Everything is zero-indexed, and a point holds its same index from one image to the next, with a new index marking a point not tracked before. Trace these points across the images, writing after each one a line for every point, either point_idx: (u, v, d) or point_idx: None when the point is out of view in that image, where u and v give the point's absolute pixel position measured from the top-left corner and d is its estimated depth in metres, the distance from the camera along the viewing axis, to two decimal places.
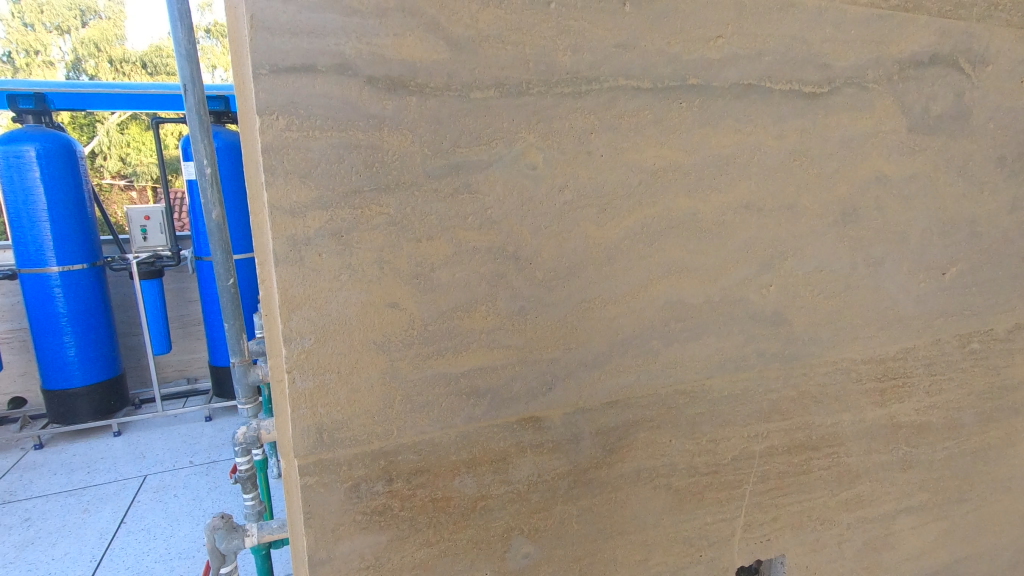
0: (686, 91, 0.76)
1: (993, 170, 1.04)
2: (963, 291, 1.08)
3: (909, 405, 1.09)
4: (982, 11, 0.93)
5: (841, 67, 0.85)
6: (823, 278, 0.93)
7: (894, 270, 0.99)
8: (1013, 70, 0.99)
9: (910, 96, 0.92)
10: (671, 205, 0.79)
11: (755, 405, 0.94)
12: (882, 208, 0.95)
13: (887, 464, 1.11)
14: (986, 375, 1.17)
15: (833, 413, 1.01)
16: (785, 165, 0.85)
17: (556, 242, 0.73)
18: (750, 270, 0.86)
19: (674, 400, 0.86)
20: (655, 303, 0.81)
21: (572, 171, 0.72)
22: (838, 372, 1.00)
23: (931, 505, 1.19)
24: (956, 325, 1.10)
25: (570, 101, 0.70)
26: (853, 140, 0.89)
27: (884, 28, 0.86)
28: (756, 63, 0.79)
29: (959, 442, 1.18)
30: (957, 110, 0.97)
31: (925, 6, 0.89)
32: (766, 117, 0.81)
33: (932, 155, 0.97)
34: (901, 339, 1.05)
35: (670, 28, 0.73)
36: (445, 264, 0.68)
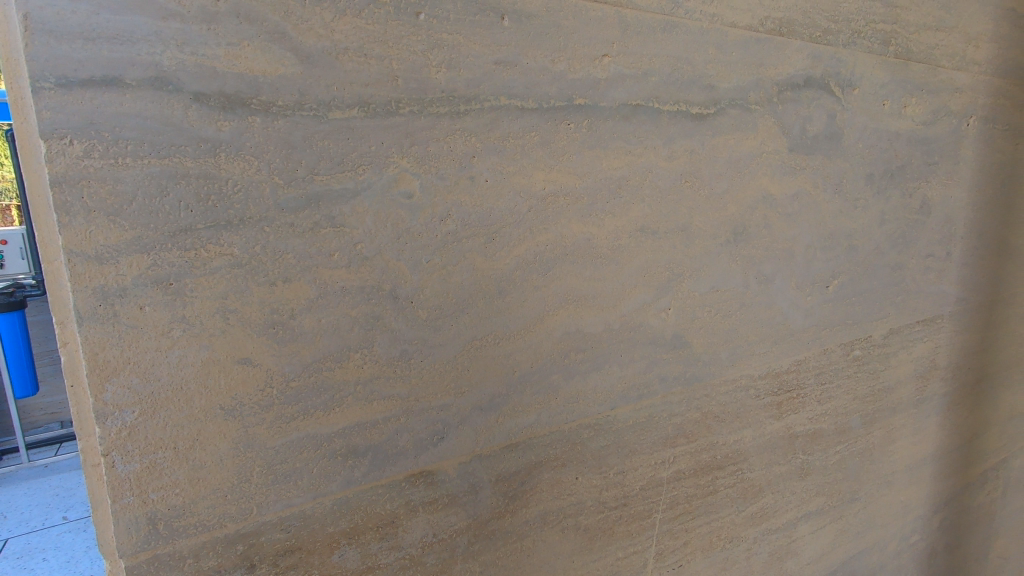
0: (574, 111, 0.72)
1: (864, 187, 1.10)
2: (845, 302, 1.13)
3: (804, 414, 1.13)
4: (848, 38, 0.98)
5: (724, 88, 0.85)
6: (719, 298, 0.93)
7: (784, 286, 1.02)
8: (875, 94, 1.06)
9: (789, 117, 0.95)
10: (564, 232, 0.74)
11: (661, 432, 0.91)
12: (770, 226, 0.97)
13: (787, 474, 1.13)
14: (868, 379, 1.23)
15: (736, 431, 1.02)
16: (676, 187, 0.83)
17: (440, 277, 0.66)
18: (649, 295, 0.84)
19: (578, 436, 0.81)
20: (552, 336, 0.76)
21: (454, 198, 0.65)
22: (737, 390, 1.00)
23: (829, 507, 1.24)
24: (841, 335, 1.15)
25: (448, 122, 0.63)
26: (740, 161, 0.90)
27: (762, 51, 0.88)
28: (642, 83, 0.76)
29: (848, 445, 1.24)
30: (831, 131, 1.01)
31: (799, 31, 0.92)
32: (655, 138, 0.79)
33: (812, 174, 1.00)
34: (794, 353, 1.07)
35: (553, 45, 0.68)
36: (307, 309, 0.59)
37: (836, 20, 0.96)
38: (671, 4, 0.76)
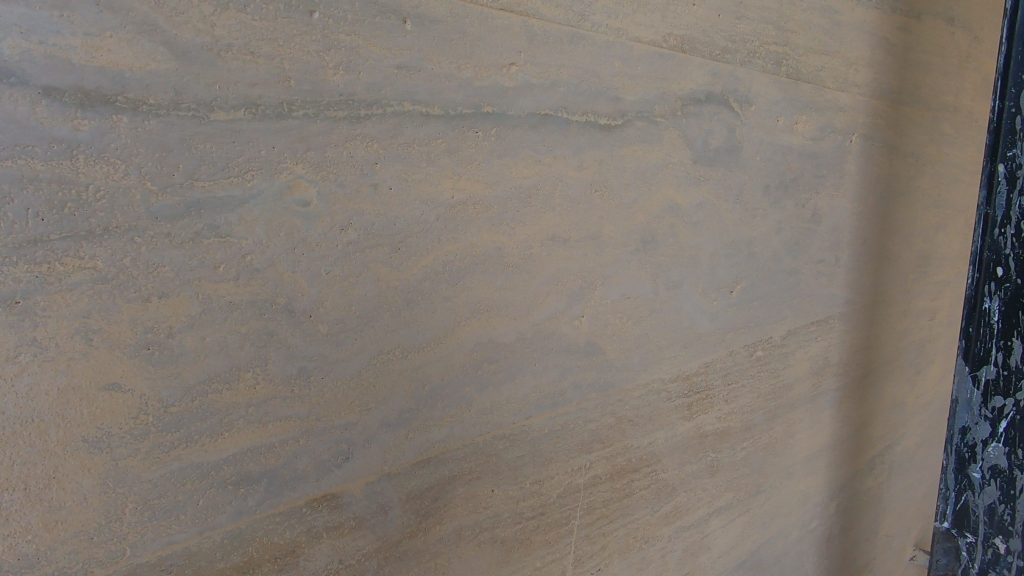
0: (482, 119, 0.71)
1: (762, 198, 1.17)
2: (747, 306, 1.20)
3: (712, 415, 1.18)
4: (744, 57, 1.05)
5: (630, 100, 0.87)
6: (630, 304, 0.95)
7: (691, 292, 1.06)
8: (770, 110, 1.13)
9: (692, 130, 0.99)
10: (474, 241, 0.73)
11: (577, 438, 0.92)
12: (676, 234, 1.00)
13: (698, 472, 1.18)
14: (770, 378, 1.31)
15: (649, 433, 1.04)
16: (586, 197, 0.85)
17: (341, 289, 0.63)
18: (562, 303, 0.84)
19: (493, 446, 0.80)
20: (463, 347, 0.74)
21: (356, 207, 0.63)
22: (649, 393, 1.03)
23: (737, 501, 1.30)
24: (745, 337, 1.21)
25: (346, 126, 0.61)
26: (647, 171, 0.93)
27: (666, 66, 0.91)
28: (550, 93, 0.77)
29: (754, 441, 1.31)
30: (731, 144, 1.07)
31: (700, 49, 0.96)
32: (565, 148, 0.80)
33: (714, 185, 1.05)
34: (701, 356, 1.12)
35: (458, 51, 0.68)
36: (189, 327, 0.57)
37: (733, 40, 1.02)
38: (577, 17, 0.78)
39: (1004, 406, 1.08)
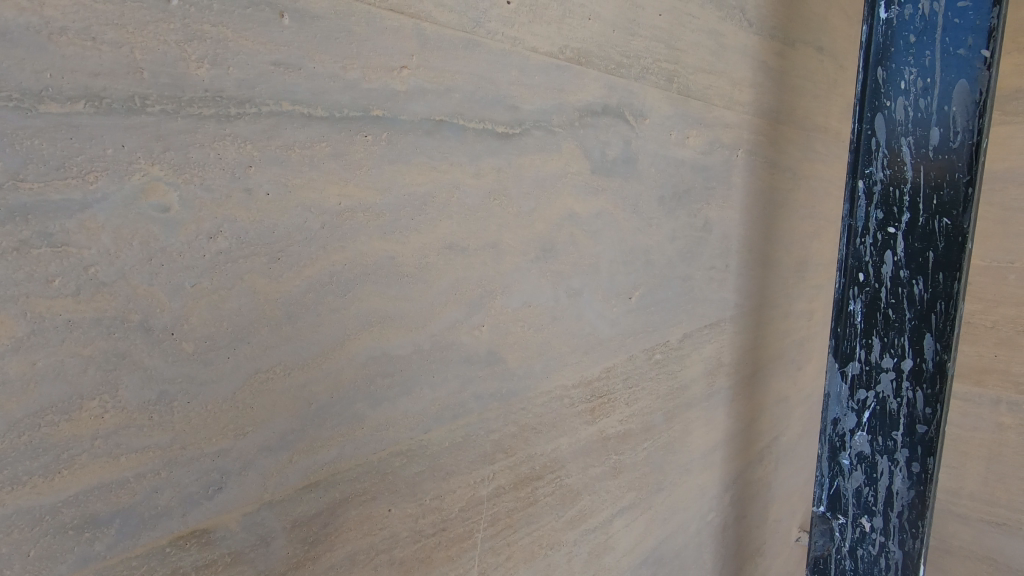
0: (370, 122, 0.68)
1: (657, 208, 1.22)
2: (645, 311, 1.25)
3: (614, 418, 1.21)
4: (638, 72, 1.09)
5: (527, 110, 0.88)
6: (530, 312, 0.95)
7: (591, 299, 1.08)
8: (662, 124, 1.19)
9: (589, 141, 1.02)
10: (364, 250, 0.69)
11: (479, 450, 0.90)
12: (575, 243, 1.02)
13: (601, 474, 1.20)
14: (667, 380, 1.37)
15: (552, 440, 1.05)
16: (484, 205, 0.84)
17: (210, 303, 0.58)
18: (460, 313, 0.83)
19: (389, 464, 0.77)
20: (354, 361, 0.70)
21: (226, 213, 0.58)
22: (552, 400, 1.03)
23: (639, 500, 1.35)
24: (643, 341, 1.26)
25: (213, 125, 0.56)
26: (545, 180, 0.94)
27: (562, 77, 0.93)
28: (445, 99, 0.76)
29: (653, 440, 1.36)
30: (627, 155, 1.11)
31: (595, 62, 0.99)
32: (461, 155, 0.79)
33: (612, 195, 1.09)
34: (602, 361, 1.15)
35: (343, 51, 0.64)
36: (15, 351, 0.49)
37: (627, 55, 1.06)
38: (471, 23, 0.77)
39: (865, 399, 1.33)
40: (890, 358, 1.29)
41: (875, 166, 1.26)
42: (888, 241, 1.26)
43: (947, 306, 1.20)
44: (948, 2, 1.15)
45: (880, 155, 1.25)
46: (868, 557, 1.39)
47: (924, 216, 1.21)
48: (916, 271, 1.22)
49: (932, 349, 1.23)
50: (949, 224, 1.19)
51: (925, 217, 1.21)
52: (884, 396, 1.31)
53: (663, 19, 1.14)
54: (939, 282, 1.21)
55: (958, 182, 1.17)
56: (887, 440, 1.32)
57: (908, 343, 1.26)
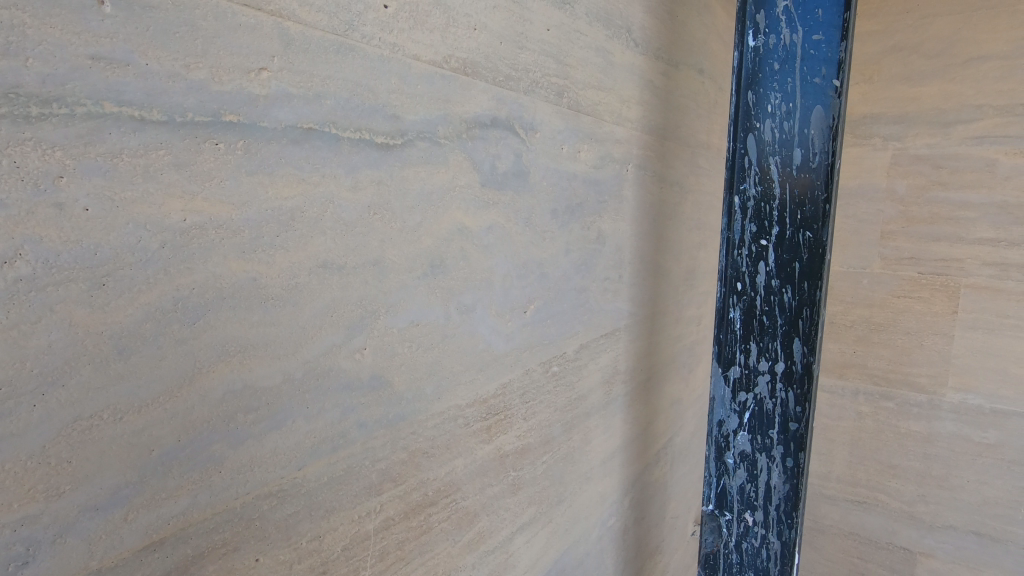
0: (223, 129, 0.61)
1: (550, 221, 1.23)
2: (541, 324, 1.25)
3: (511, 434, 1.19)
4: (527, 86, 1.09)
5: (410, 120, 0.84)
6: (419, 332, 0.91)
7: (484, 314, 1.06)
8: (553, 138, 1.20)
9: (478, 154, 0.99)
10: (218, 272, 0.62)
11: (364, 481, 0.84)
12: (466, 257, 0.99)
13: (500, 493, 1.18)
14: (565, 391, 1.38)
15: (446, 462, 1.01)
16: (363, 220, 0.78)
17: (7, 341, 0.48)
18: (338, 336, 0.77)
19: (256, 509, 0.69)
20: (208, 397, 0.62)
21: (28, 231, 0.49)
22: (445, 422, 0.99)
23: (539, 514, 1.34)
24: (540, 354, 1.26)
25: (9, 126, 0.48)
26: (432, 194, 0.90)
27: (447, 87, 0.90)
28: (315, 105, 0.70)
29: (553, 452, 1.36)
30: (518, 168, 1.10)
31: (483, 73, 0.98)
32: (334, 166, 0.73)
33: (503, 208, 1.07)
34: (498, 377, 1.12)
35: (185, 47, 0.57)
36: None
37: (515, 68, 1.06)
38: (344, 25, 0.72)
39: (746, 401, 1.42)
40: (766, 362, 1.38)
41: (748, 183, 1.35)
42: (761, 253, 1.35)
43: (811, 312, 1.30)
44: (805, 34, 1.26)
45: (752, 172, 1.34)
46: (751, 550, 1.48)
47: (790, 230, 1.31)
48: (785, 280, 1.33)
49: (800, 353, 1.33)
50: (811, 237, 1.29)
51: (791, 231, 1.31)
52: (761, 397, 1.40)
53: (552, 34, 1.15)
54: (804, 291, 1.31)
55: (817, 199, 1.28)
56: (765, 439, 1.41)
57: (780, 347, 1.36)
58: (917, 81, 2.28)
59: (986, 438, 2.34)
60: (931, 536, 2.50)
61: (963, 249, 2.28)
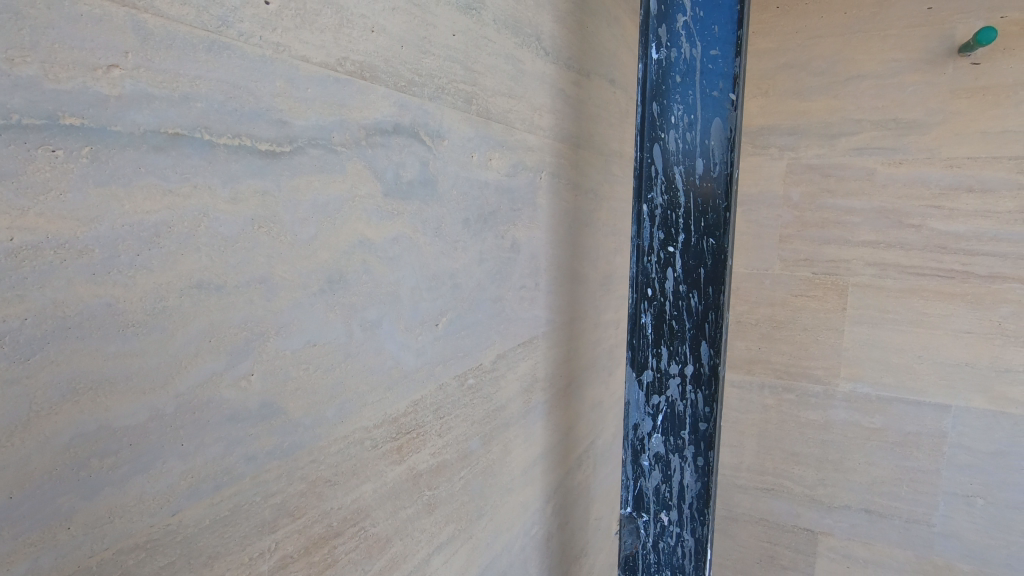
0: (61, 134, 0.53)
1: (462, 230, 1.20)
2: (454, 336, 1.21)
3: (425, 452, 1.15)
4: (432, 92, 1.06)
5: (300, 126, 0.79)
6: (317, 352, 0.85)
7: (391, 330, 1.01)
8: (462, 146, 1.17)
9: (380, 162, 0.95)
10: (60, 298, 0.54)
11: (255, 519, 0.77)
12: (369, 271, 0.94)
13: (414, 514, 1.13)
14: (482, 403, 1.35)
15: (353, 489, 0.95)
16: (246, 234, 0.72)
17: None
18: (219, 363, 0.69)
19: (118, 565, 0.61)
20: (52, 444, 0.54)
21: None
22: (350, 446, 0.93)
23: (459, 531, 1.30)
24: (454, 368, 1.22)
25: None
26: (328, 205, 0.85)
27: (342, 92, 0.85)
28: (183, 108, 0.63)
29: (471, 467, 1.33)
30: (424, 177, 1.06)
31: (382, 78, 0.93)
32: (208, 175, 0.66)
33: (409, 218, 1.03)
34: (408, 395, 1.08)
35: (8, 38, 0.49)
36: None
37: (419, 73, 1.02)
38: (216, 21, 0.66)
39: (659, 404, 1.46)
40: (676, 365, 1.42)
41: (656, 192, 1.39)
42: (669, 259, 1.40)
43: (716, 316, 1.36)
44: (703, 50, 1.31)
45: (659, 181, 1.39)
46: (668, 549, 1.52)
47: (695, 237, 1.36)
48: (691, 286, 1.38)
49: (707, 355, 1.38)
50: (714, 244, 1.34)
51: (695, 238, 1.36)
52: (673, 399, 1.44)
53: (458, 39, 1.12)
54: (709, 295, 1.36)
55: (718, 207, 1.33)
56: (677, 440, 1.46)
57: (688, 350, 1.40)
58: (807, 96, 2.46)
59: (873, 423, 2.55)
60: (830, 517, 2.70)
61: (849, 251, 2.48)
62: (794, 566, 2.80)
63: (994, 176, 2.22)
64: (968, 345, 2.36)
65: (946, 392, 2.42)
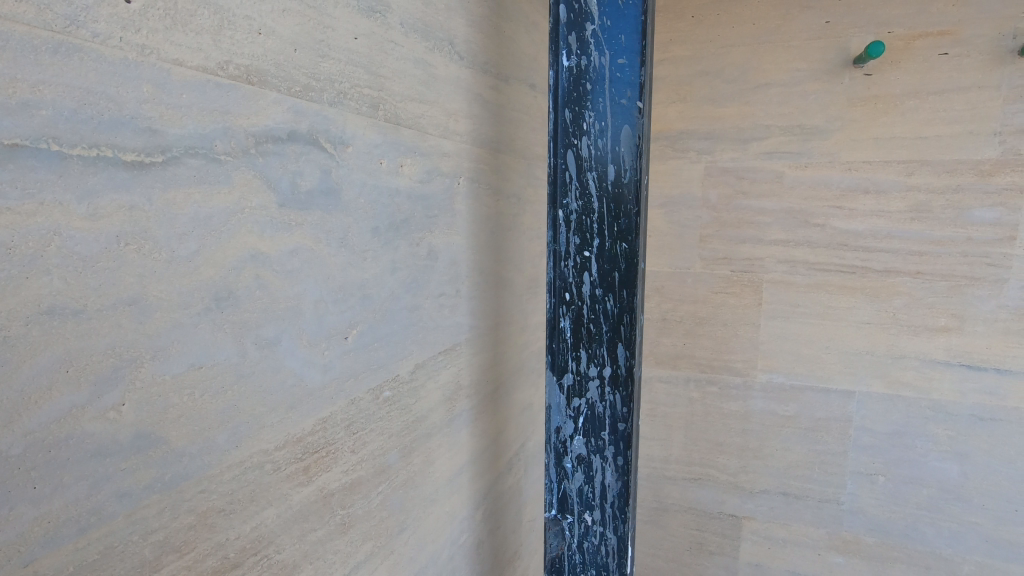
0: None
1: (371, 239, 1.16)
2: (366, 349, 1.17)
3: (337, 470, 1.10)
4: (332, 97, 1.02)
5: (174, 135, 0.74)
6: (203, 376, 0.80)
7: (292, 346, 0.96)
8: (369, 153, 1.14)
9: (273, 171, 0.90)
10: None
11: (131, 560, 0.72)
12: (264, 286, 0.89)
13: (326, 536, 1.08)
14: (400, 415, 1.32)
15: (252, 516, 0.90)
16: (110, 253, 0.67)
17: None
18: (80, 395, 0.65)
19: None
20: None
21: None
22: (247, 472, 0.89)
23: (378, 548, 1.26)
24: (367, 381, 1.18)
25: None
26: (212, 218, 0.80)
27: (225, 97, 0.81)
28: (24, 116, 0.58)
29: (390, 481, 1.29)
30: (326, 186, 1.02)
31: (273, 83, 0.89)
32: (58, 190, 0.62)
33: (310, 229, 0.99)
34: (315, 413, 1.03)
35: None
36: None
37: (316, 77, 0.98)
38: (62, 21, 0.61)
39: (579, 406, 1.48)
40: (595, 367, 1.45)
41: (570, 197, 1.40)
42: (585, 264, 1.41)
43: (631, 318, 1.39)
44: (611, 58, 1.34)
45: (573, 187, 1.40)
46: (592, 548, 1.55)
47: (608, 242, 1.39)
48: (607, 289, 1.41)
49: (624, 357, 1.41)
50: (627, 248, 1.37)
51: (609, 242, 1.39)
52: (592, 401, 1.47)
53: (360, 43, 1.09)
54: (624, 298, 1.39)
55: (629, 212, 1.36)
56: (598, 440, 1.48)
57: (606, 352, 1.43)
58: (720, 102, 2.57)
59: (787, 411, 2.71)
60: (751, 501, 2.84)
61: (762, 250, 2.62)
62: (721, 550, 2.93)
63: (886, 178, 2.41)
64: (868, 335, 2.54)
65: (850, 378, 2.60)
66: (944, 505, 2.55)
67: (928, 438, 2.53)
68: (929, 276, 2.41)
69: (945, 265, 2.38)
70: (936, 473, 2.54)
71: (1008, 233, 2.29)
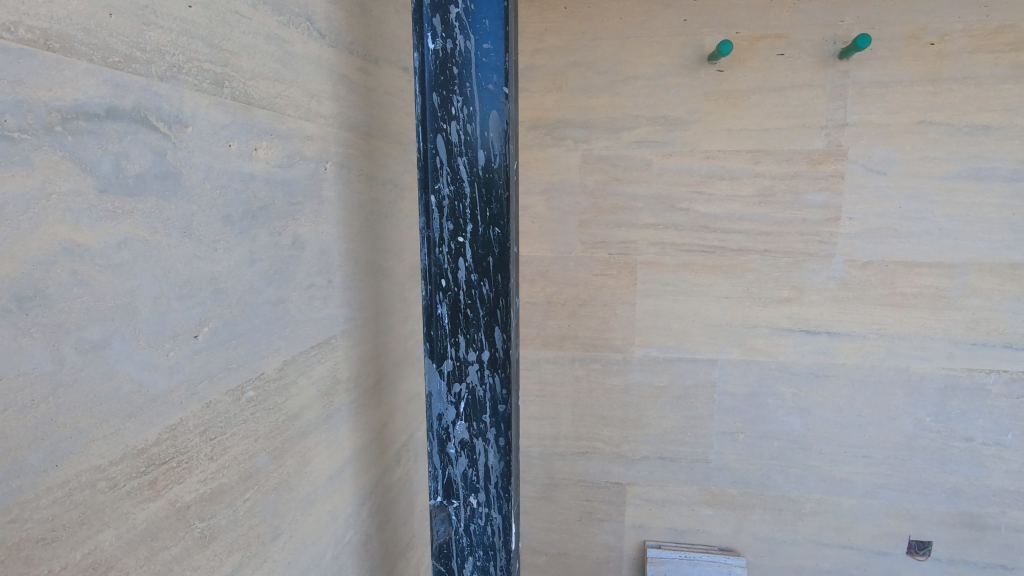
0: None
1: (221, 228, 1.07)
2: (222, 347, 1.08)
3: (192, 480, 1.02)
4: (163, 70, 0.92)
5: None
6: (3, 389, 0.69)
7: (126, 348, 0.86)
8: (214, 134, 1.05)
9: (90, 152, 0.80)
10: None
11: None
12: (84, 283, 0.79)
13: (182, 553, 1.00)
14: (268, 415, 1.24)
15: (84, 542, 0.80)
16: None
17: None
18: None
19: None
20: None
21: None
22: (75, 493, 0.79)
23: (248, 558, 1.18)
24: (225, 381, 1.10)
25: None
26: (5, 206, 0.69)
27: (16, 64, 0.69)
28: None
29: (259, 486, 1.21)
30: (161, 170, 0.92)
31: (82, 50, 0.78)
32: None
33: (142, 218, 0.89)
34: (161, 420, 0.94)
35: None
36: None
37: (141, 48, 0.87)
38: None
39: (460, 391, 1.49)
40: (474, 352, 1.46)
41: (442, 182, 1.40)
42: (459, 249, 1.41)
43: (506, 302, 1.42)
44: (477, 43, 1.34)
45: (444, 172, 1.39)
46: (479, 529, 1.57)
47: (481, 226, 1.40)
48: (482, 274, 1.42)
49: (501, 340, 1.44)
50: (499, 233, 1.39)
51: (482, 227, 1.40)
52: (473, 385, 1.48)
53: (196, 12, 0.99)
54: (498, 282, 1.41)
55: (500, 197, 1.37)
56: (479, 423, 1.50)
57: (483, 336, 1.45)
58: (593, 93, 2.69)
59: (661, 381, 2.93)
60: (633, 468, 3.05)
61: (635, 232, 2.79)
62: (608, 517, 3.12)
63: (737, 166, 2.66)
64: (727, 308, 2.80)
65: (713, 348, 2.86)
66: (791, 453, 2.91)
67: (777, 396, 2.86)
68: (774, 253, 2.71)
69: (786, 243, 2.69)
70: (783, 427, 2.88)
71: (833, 214, 2.63)
